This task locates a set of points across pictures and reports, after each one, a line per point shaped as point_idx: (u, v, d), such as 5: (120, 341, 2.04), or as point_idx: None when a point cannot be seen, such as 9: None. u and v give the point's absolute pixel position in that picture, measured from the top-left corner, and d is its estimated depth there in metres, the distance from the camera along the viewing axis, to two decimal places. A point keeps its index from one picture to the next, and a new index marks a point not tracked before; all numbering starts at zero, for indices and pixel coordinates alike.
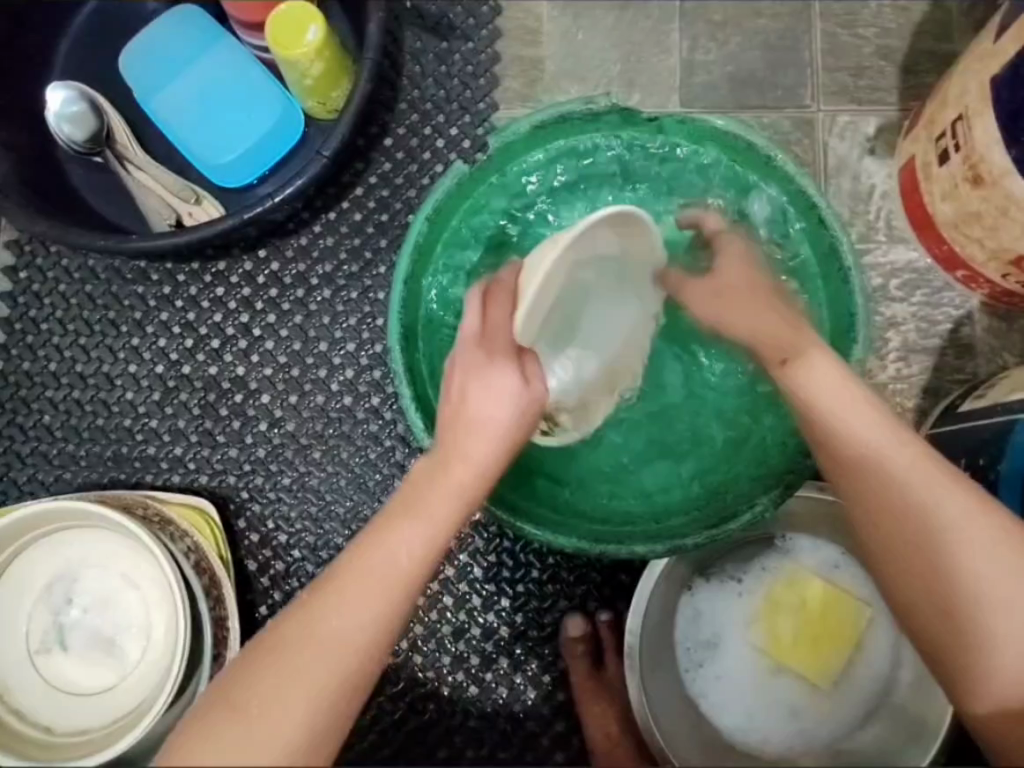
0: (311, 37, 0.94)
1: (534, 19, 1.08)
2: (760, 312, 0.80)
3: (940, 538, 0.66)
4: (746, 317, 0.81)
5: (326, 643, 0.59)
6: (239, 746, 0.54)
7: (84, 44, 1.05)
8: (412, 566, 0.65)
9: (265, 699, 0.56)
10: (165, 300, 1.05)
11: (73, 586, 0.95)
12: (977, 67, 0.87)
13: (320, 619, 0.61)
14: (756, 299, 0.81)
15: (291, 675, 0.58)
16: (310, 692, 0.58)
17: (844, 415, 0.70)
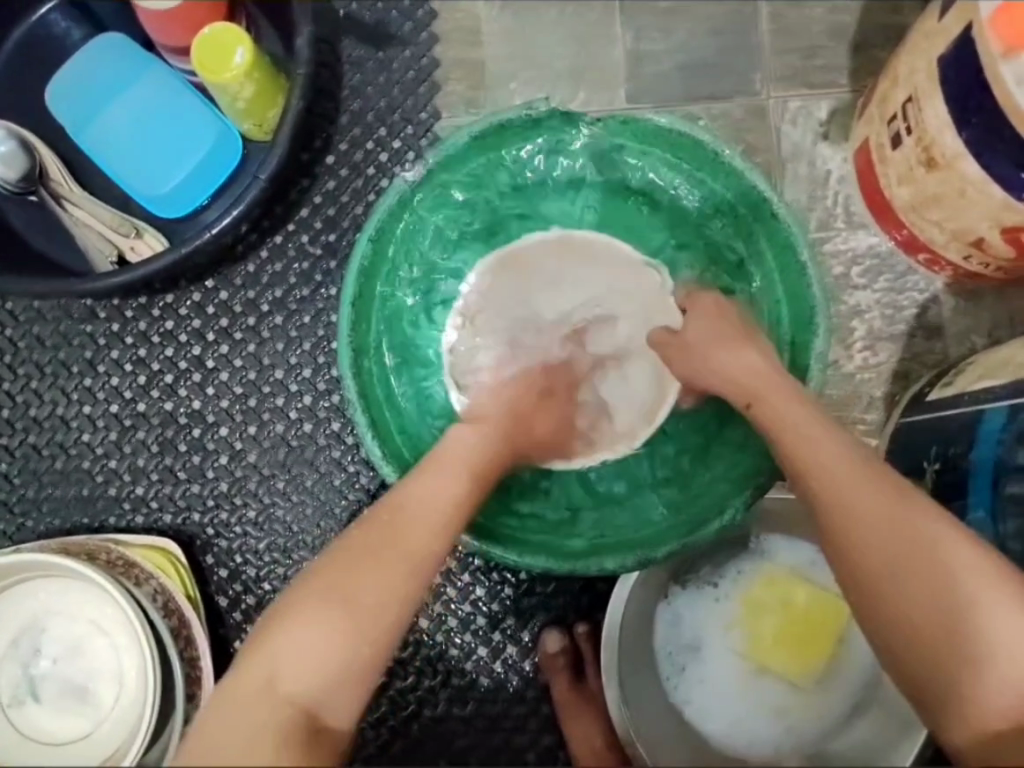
0: (239, 59, 0.91)
1: (472, 22, 1.05)
2: (733, 354, 0.83)
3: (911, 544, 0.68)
4: (721, 361, 0.83)
5: (373, 573, 0.66)
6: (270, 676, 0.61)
7: (9, 80, 1.02)
8: (449, 515, 0.72)
9: (324, 616, 0.64)
10: (115, 337, 1.03)
11: (42, 636, 0.95)
12: (924, 46, 0.84)
13: (366, 556, 0.67)
14: (727, 342, 0.84)
15: (347, 598, 0.65)
16: (362, 615, 0.64)
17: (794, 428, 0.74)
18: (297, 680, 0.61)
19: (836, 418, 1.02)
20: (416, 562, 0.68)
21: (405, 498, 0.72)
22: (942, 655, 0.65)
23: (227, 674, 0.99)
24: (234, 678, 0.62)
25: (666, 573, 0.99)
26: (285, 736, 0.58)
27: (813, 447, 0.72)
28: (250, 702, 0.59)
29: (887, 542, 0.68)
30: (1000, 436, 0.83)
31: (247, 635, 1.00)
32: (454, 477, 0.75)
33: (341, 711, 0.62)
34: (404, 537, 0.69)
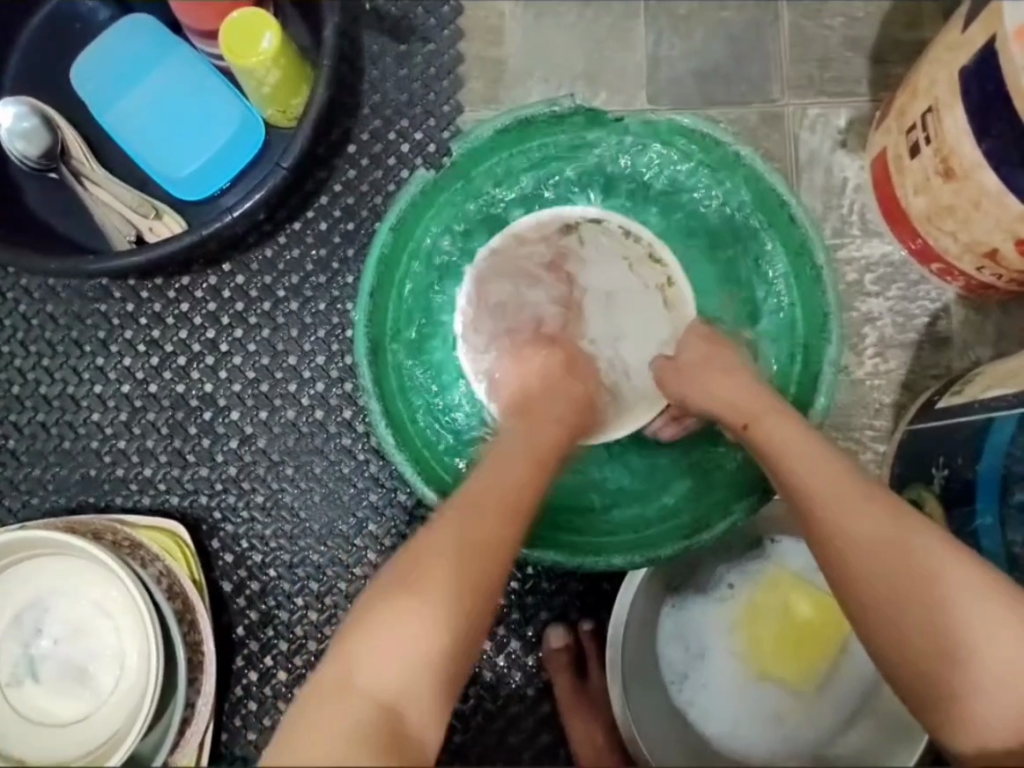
0: (266, 44, 0.91)
1: (497, 18, 1.06)
2: (728, 381, 0.83)
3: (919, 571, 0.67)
4: (716, 388, 0.83)
5: (455, 569, 0.65)
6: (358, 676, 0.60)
7: (35, 58, 1.02)
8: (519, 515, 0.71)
9: (407, 616, 0.63)
10: (129, 317, 1.03)
11: (43, 615, 0.94)
12: (945, 57, 0.86)
13: (446, 553, 0.66)
14: (716, 369, 0.85)
15: (427, 601, 0.64)
16: (447, 617, 0.63)
17: (792, 458, 0.74)
18: (378, 678, 0.60)
19: (846, 423, 1.02)
20: (495, 560, 0.67)
21: (478, 493, 0.71)
22: (942, 672, 0.66)
23: (227, 660, 0.99)
24: (320, 681, 0.61)
25: (668, 574, 0.98)
26: (376, 738, 0.57)
27: (804, 468, 0.73)
28: (335, 702, 0.59)
29: (885, 561, 0.68)
30: (1009, 444, 0.83)
31: (250, 621, 0.99)
32: (526, 472, 0.75)
33: (430, 712, 0.61)
34: (478, 532, 0.68)
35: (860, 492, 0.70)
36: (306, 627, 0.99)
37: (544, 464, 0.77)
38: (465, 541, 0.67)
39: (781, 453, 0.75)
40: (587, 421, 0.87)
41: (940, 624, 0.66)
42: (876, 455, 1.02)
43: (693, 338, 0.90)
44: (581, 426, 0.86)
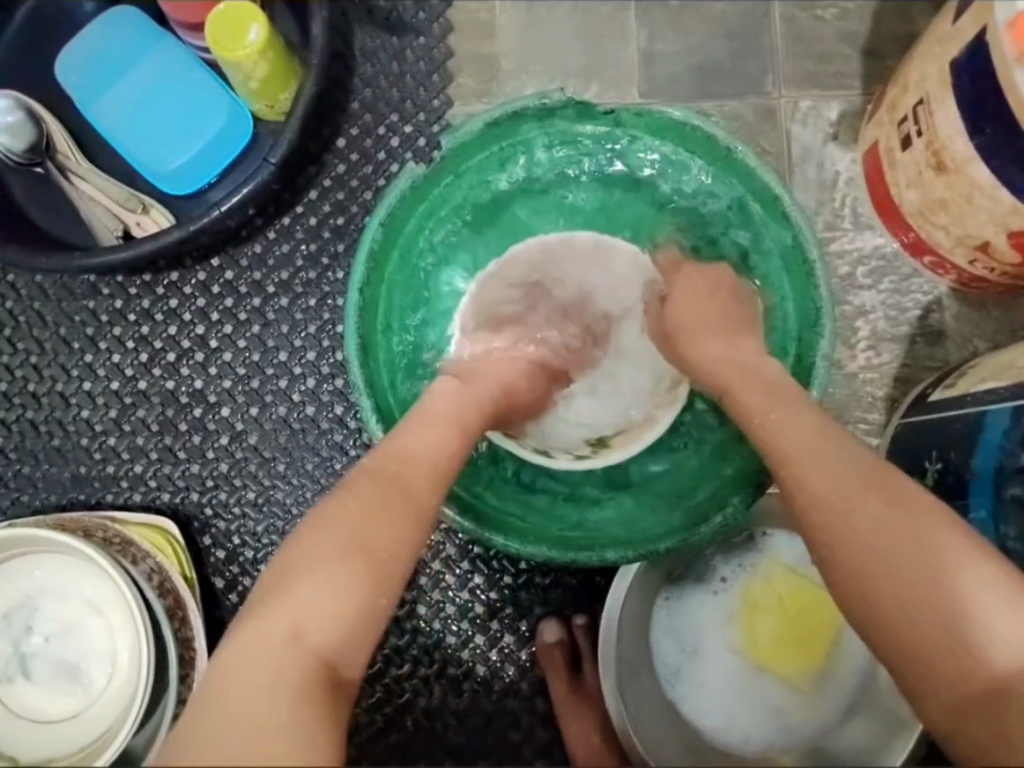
0: (253, 37, 0.90)
1: (487, 11, 1.05)
2: (719, 337, 0.85)
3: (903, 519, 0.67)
4: (709, 344, 0.84)
5: (384, 522, 0.66)
6: (299, 623, 0.60)
7: (20, 51, 1.01)
8: (447, 473, 0.73)
9: (332, 568, 0.62)
10: (118, 314, 1.02)
11: (33, 613, 0.94)
12: (936, 50, 0.85)
13: (375, 512, 0.66)
14: (710, 328, 0.86)
15: (351, 555, 0.63)
16: (379, 569, 0.64)
17: (777, 420, 0.74)
18: (317, 632, 0.60)
19: (839, 417, 1.02)
20: (421, 512, 0.69)
21: (402, 450, 0.72)
22: (917, 616, 0.64)
23: None
24: (245, 635, 0.59)
25: (663, 569, 0.98)
26: (309, 688, 0.57)
27: (773, 424, 0.74)
28: (257, 651, 0.58)
29: (862, 502, 0.68)
30: (1003, 440, 0.83)
31: None
32: (445, 428, 0.76)
33: (356, 662, 0.61)
34: (408, 486, 0.69)
35: (827, 445, 0.71)
36: None
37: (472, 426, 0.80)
38: (396, 493, 0.68)
39: (765, 415, 0.75)
40: (521, 404, 0.89)
41: (914, 570, 0.65)
42: (868, 449, 1.02)
43: (684, 293, 0.91)
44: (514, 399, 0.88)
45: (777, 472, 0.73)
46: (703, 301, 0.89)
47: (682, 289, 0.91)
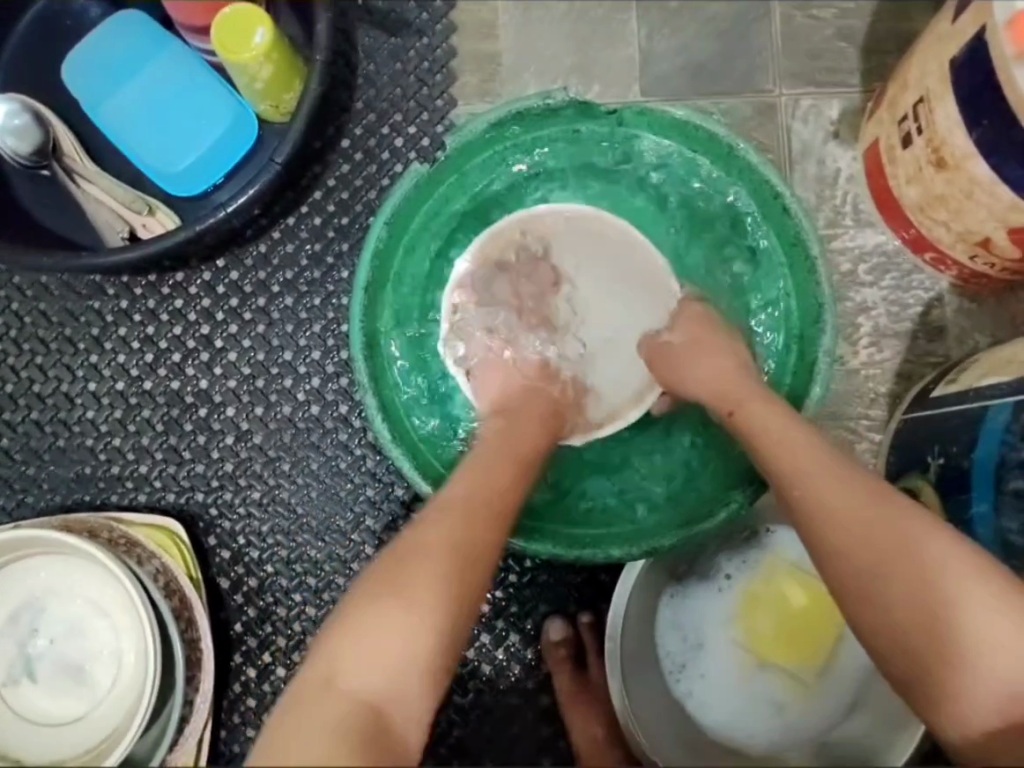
0: (259, 40, 0.91)
1: (489, 12, 1.06)
2: (712, 360, 0.85)
3: (904, 543, 0.67)
4: (698, 367, 0.85)
5: (436, 569, 0.65)
6: (350, 668, 0.60)
7: (26, 54, 1.02)
8: (502, 516, 0.72)
9: (387, 618, 0.62)
10: (123, 314, 1.03)
11: (38, 614, 0.93)
12: (935, 48, 0.86)
13: (425, 554, 0.66)
14: (702, 350, 0.87)
15: (403, 606, 0.63)
16: (432, 615, 0.63)
17: (771, 446, 0.75)
18: (362, 678, 0.60)
19: (842, 413, 1.03)
20: (478, 558, 0.67)
21: (457, 497, 0.71)
22: (928, 656, 0.65)
23: (224, 657, 0.98)
24: (301, 689, 0.59)
25: (669, 565, 0.98)
26: (355, 734, 0.56)
27: (784, 455, 0.73)
28: (314, 708, 0.57)
29: (877, 542, 0.68)
30: (1006, 430, 0.84)
31: (247, 618, 0.99)
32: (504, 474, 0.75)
33: (411, 719, 0.60)
34: (464, 531, 0.68)
35: (828, 478, 0.71)
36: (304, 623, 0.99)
37: (529, 466, 0.78)
38: (451, 537, 0.67)
39: (764, 438, 0.75)
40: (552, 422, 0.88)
41: (925, 607, 0.66)
42: (871, 445, 1.02)
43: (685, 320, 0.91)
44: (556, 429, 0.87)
45: (790, 501, 0.72)
46: (702, 328, 0.89)
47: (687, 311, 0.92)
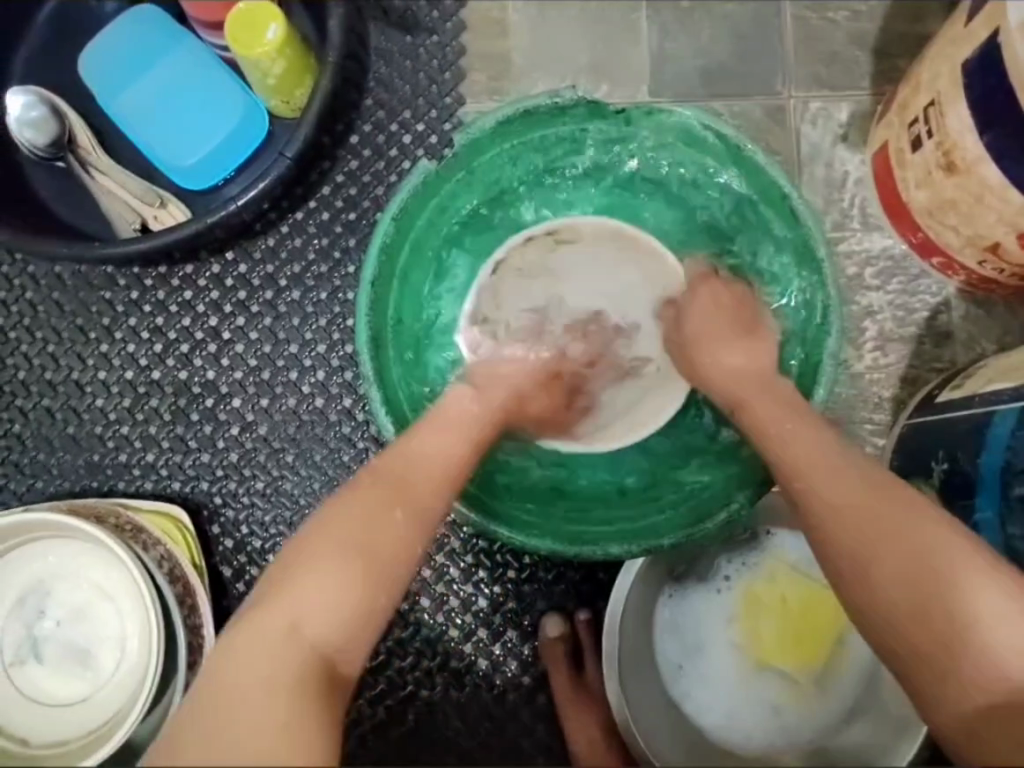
0: (272, 36, 0.92)
1: (499, 11, 1.06)
2: (730, 348, 0.86)
3: (898, 523, 0.68)
4: (715, 354, 0.86)
5: (386, 528, 0.68)
6: (298, 614, 0.61)
7: (45, 47, 1.04)
8: (449, 477, 0.75)
9: (330, 568, 0.64)
10: (133, 304, 1.04)
11: (45, 597, 0.95)
12: (948, 50, 0.86)
13: (375, 514, 0.68)
14: (728, 337, 0.87)
15: (345, 559, 0.65)
16: (376, 571, 0.66)
17: (769, 426, 0.77)
18: (314, 626, 0.61)
19: (845, 416, 1.02)
20: (421, 517, 0.71)
21: (405, 462, 0.74)
22: (913, 627, 0.65)
23: None
24: (247, 626, 0.61)
25: (667, 565, 0.98)
26: (306, 683, 0.58)
27: (782, 441, 0.76)
28: (259, 650, 0.59)
29: (870, 521, 0.69)
30: (1010, 437, 0.83)
31: None
32: (452, 440, 0.77)
33: (354, 662, 0.63)
34: (410, 495, 0.71)
35: (817, 458, 0.73)
36: None
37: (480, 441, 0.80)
38: (396, 500, 0.70)
39: (767, 423, 0.78)
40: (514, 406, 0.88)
41: (915, 581, 0.66)
42: (875, 450, 1.02)
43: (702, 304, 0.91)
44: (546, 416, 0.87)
45: (789, 488, 0.75)
46: (720, 312, 0.89)
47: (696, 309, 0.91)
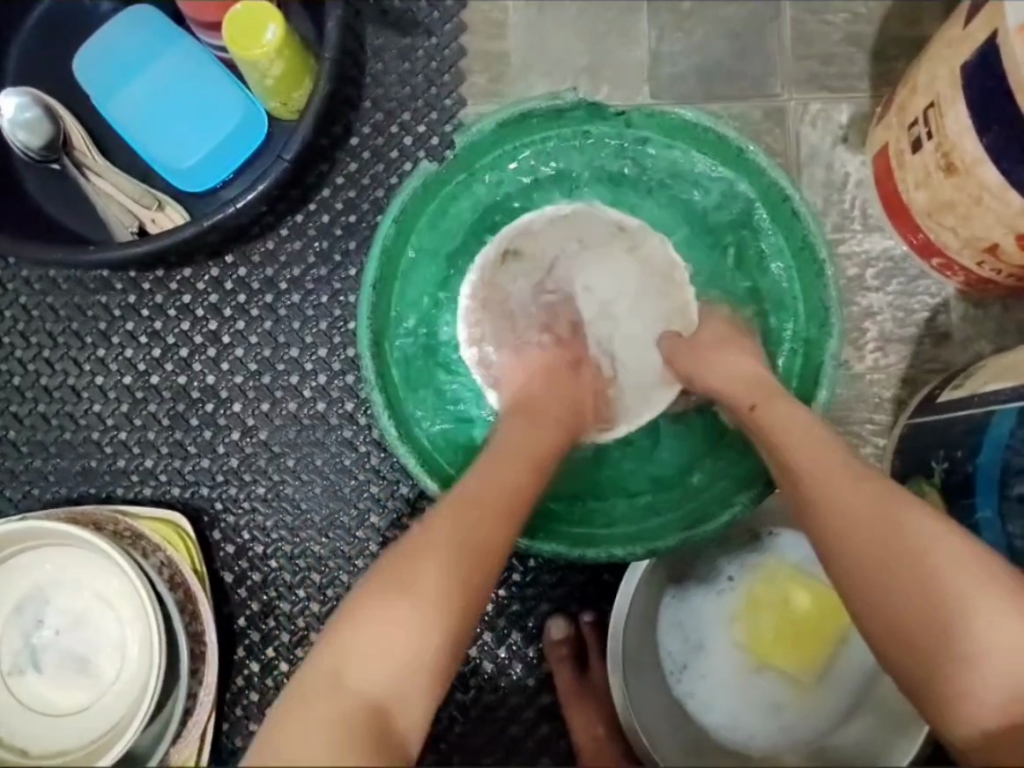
0: (270, 37, 0.91)
1: (499, 12, 1.06)
2: (732, 366, 0.85)
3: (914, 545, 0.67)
4: (718, 372, 0.85)
5: (443, 573, 0.65)
6: (356, 666, 0.60)
7: (37, 47, 1.02)
8: (511, 514, 0.71)
9: (393, 616, 0.62)
10: (130, 308, 1.03)
11: (44, 605, 0.94)
12: (947, 53, 0.86)
13: (432, 554, 0.65)
14: (727, 356, 0.86)
15: (411, 609, 0.63)
16: (436, 615, 0.63)
17: (792, 442, 0.75)
18: (368, 677, 0.60)
19: (846, 417, 1.03)
20: (482, 560, 0.67)
21: (468, 497, 0.71)
22: (937, 646, 0.65)
23: (227, 650, 0.99)
24: (303, 675, 0.61)
25: (670, 567, 0.99)
26: (358, 735, 0.57)
27: (807, 460, 0.73)
28: (315, 706, 0.58)
29: (898, 541, 0.68)
30: (1009, 437, 0.84)
31: (251, 612, 1.00)
32: (510, 476, 0.74)
33: (414, 720, 0.61)
34: (471, 535, 0.68)
35: (834, 472, 0.71)
36: (307, 618, 1.00)
37: (539, 470, 0.77)
38: (452, 540, 0.67)
39: (784, 436, 0.75)
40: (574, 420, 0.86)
41: (938, 599, 0.66)
42: (875, 449, 1.03)
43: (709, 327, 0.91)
44: (574, 433, 0.86)
45: (802, 504, 0.72)
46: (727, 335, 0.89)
47: (712, 316, 0.93)
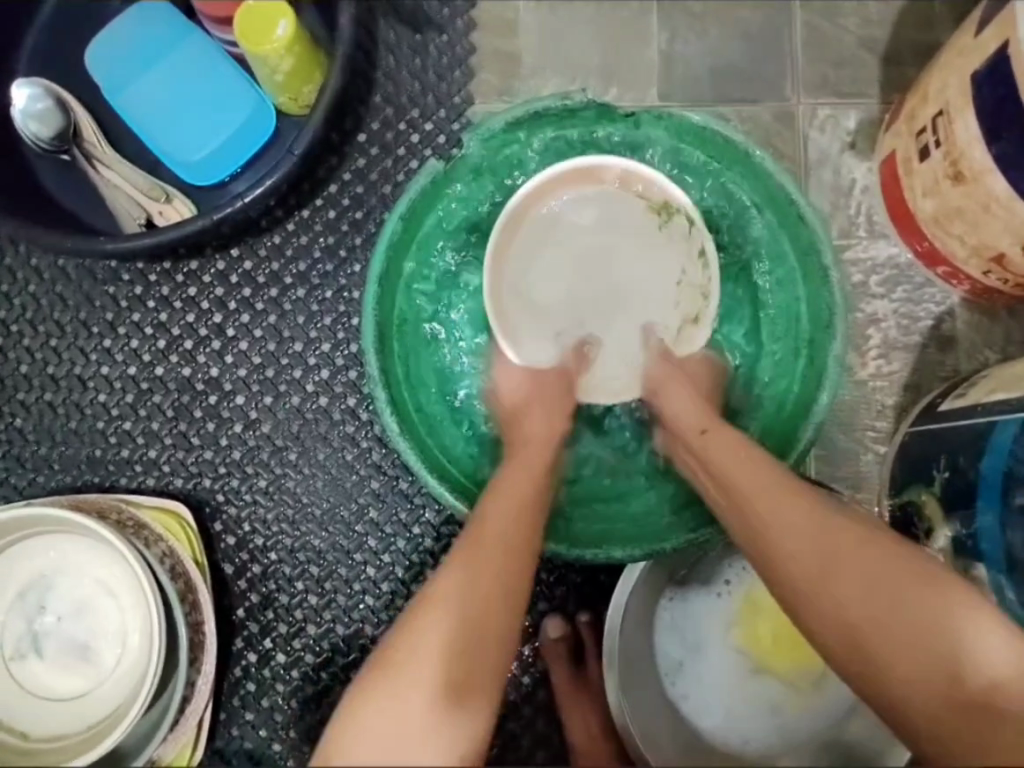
0: (281, 31, 0.91)
1: (510, 11, 1.06)
2: (678, 389, 0.86)
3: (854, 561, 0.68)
4: (671, 394, 0.86)
5: (438, 647, 0.62)
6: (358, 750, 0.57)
7: (50, 39, 1.03)
8: (506, 570, 0.68)
9: (393, 705, 0.59)
10: (137, 300, 1.04)
11: (46, 592, 0.95)
12: (957, 61, 0.86)
13: (419, 627, 0.64)
14: (674, 378, 0.87)
15: (432, 650, 0.62)
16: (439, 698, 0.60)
17: (733, 473, 0.74)
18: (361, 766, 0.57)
19: (847, 424, 1.03)
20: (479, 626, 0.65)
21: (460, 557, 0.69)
22: (891, 652, 0.65)
23: (226, 640, 1.00)
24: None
25: (668, 569, 0.99)
26: None
27: (742, 480, 0.74)
28: None
29: (838, 557, 0.68)
30: (1012, 446, 0.83)
31: (250, 604, 1.01)
32: (516, 517, 0.73)
33: None
34: (465, 598, 0.65)
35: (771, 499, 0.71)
36: (305, 611, 1.00)
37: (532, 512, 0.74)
38: (449, 607, 0.65)
39: (724, 466, 0.75)
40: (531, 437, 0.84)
41: (899, 606, 0.66)
42: (876, 456, 1.03)
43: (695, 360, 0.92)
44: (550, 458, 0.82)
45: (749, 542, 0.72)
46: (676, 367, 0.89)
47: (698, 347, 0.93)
